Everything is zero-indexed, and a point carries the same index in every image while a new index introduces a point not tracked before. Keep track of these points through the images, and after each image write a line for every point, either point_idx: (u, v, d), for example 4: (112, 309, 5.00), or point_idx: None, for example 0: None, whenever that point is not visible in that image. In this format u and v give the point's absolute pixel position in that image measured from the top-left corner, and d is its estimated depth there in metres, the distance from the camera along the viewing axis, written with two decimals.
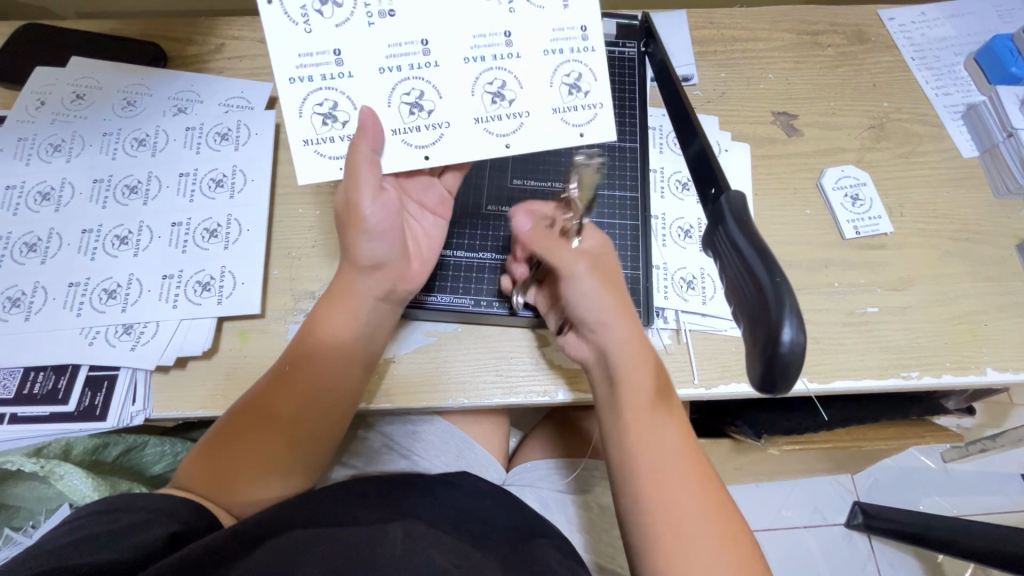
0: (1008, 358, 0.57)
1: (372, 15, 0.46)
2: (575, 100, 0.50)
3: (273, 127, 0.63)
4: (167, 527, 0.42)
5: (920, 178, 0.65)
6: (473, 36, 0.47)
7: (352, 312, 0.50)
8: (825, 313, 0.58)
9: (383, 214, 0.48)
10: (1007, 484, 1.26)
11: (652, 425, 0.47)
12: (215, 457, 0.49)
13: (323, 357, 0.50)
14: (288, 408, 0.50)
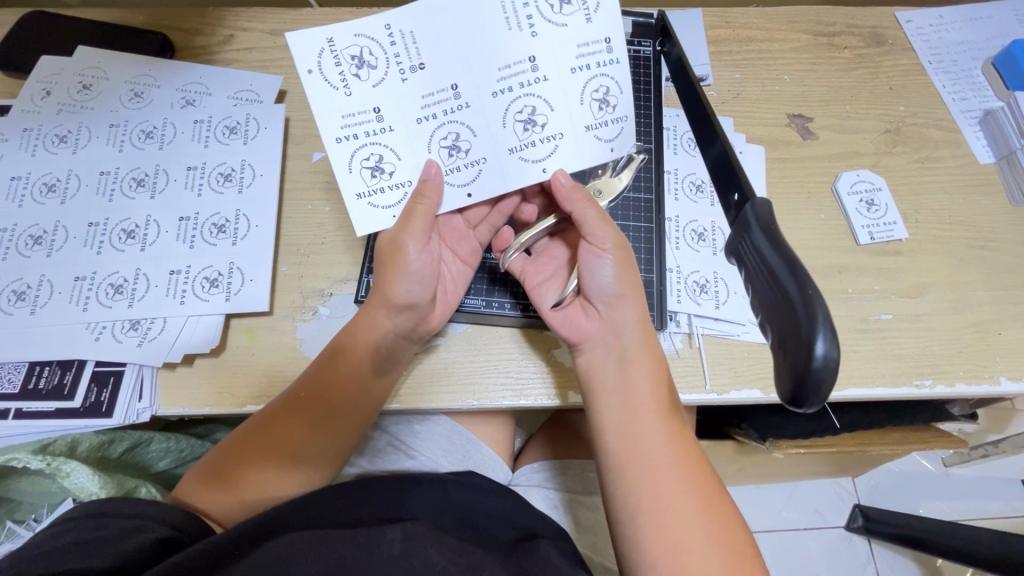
0: (1021, 368, 0.57)
1: (403, 67, 0.46)
2: (607, 113, 0.49)
3: (283, 121, 0.62)
4: (155, 533, 0.42)
5: (936, 184, 0.65)
6: (500, 67, 0.46)
7: (375, 338, 0.50)
8: (838, 319, 0.58)
9: (427, 262, 0.50)
10: (1007, 489, 1.26)
11: (648, 408, 0.47)
12: (227, 471, 0.49)
13: (348, 390, 0.50)
14: (308, 434, 0.50)
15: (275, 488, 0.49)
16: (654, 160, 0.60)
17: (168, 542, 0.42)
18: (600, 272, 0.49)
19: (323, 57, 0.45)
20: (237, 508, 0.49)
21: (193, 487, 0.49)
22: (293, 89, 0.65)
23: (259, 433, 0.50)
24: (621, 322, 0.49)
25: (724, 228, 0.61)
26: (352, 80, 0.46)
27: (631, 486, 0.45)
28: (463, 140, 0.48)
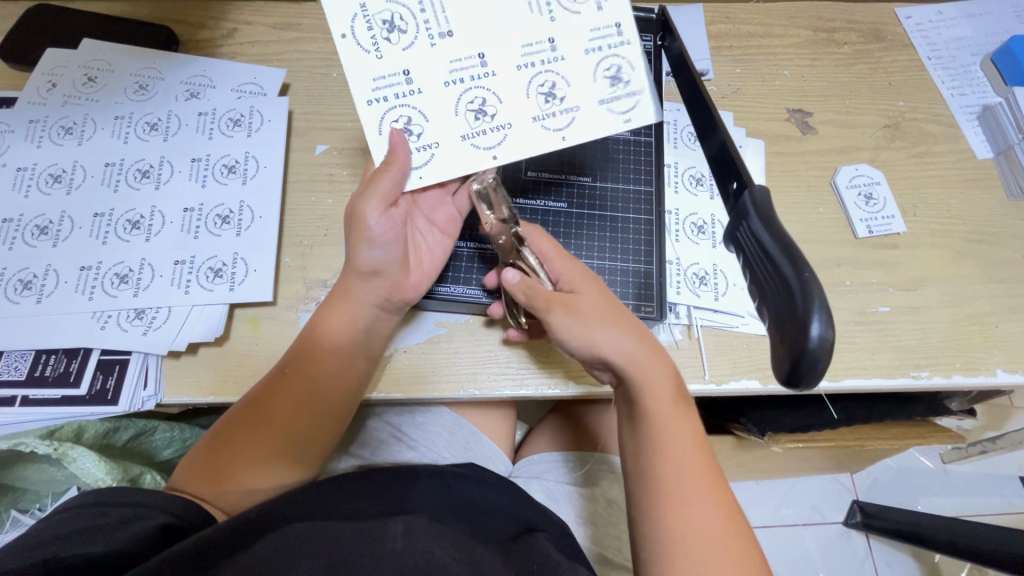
0: (1018, 360, 0.57)
1: (434, 32, 0.46)
2: (619, 88, 0.48)
3: (286, 113, 0.63)
4: (156, 520, 0.42)
5: (934, 178, 0.65)
6: (522, 43, 0.47)
7: (350, 319, 0.51)
8: (836, 311, 0.58)
9: (388, 226, 0.50)
10: (1005, 486, 1.26)
11: (689, 475, 0.45)
12: (213, 454, 0.50)
13: (321, 368, 0.51)
14: (289, 417, 0.50)
15: (256, 472, 0.50)
16: (654, 153, 0.60)
17: (167, 529, 0.42)
18: (609, 334, 0.47)
19: (356, 21, 0.45)
20: (221, 496, 0.49)
21: (182, 472, 0.50)
22: (296, 83, 0.66)
23: (240, 413, 0.50)
24: (654, 386, 0.47)
25: (723, 221, 0.61)
26: (384, 43, 0.46)
27: (660, 527, 0.44)
28: (486, 110, 0.48)
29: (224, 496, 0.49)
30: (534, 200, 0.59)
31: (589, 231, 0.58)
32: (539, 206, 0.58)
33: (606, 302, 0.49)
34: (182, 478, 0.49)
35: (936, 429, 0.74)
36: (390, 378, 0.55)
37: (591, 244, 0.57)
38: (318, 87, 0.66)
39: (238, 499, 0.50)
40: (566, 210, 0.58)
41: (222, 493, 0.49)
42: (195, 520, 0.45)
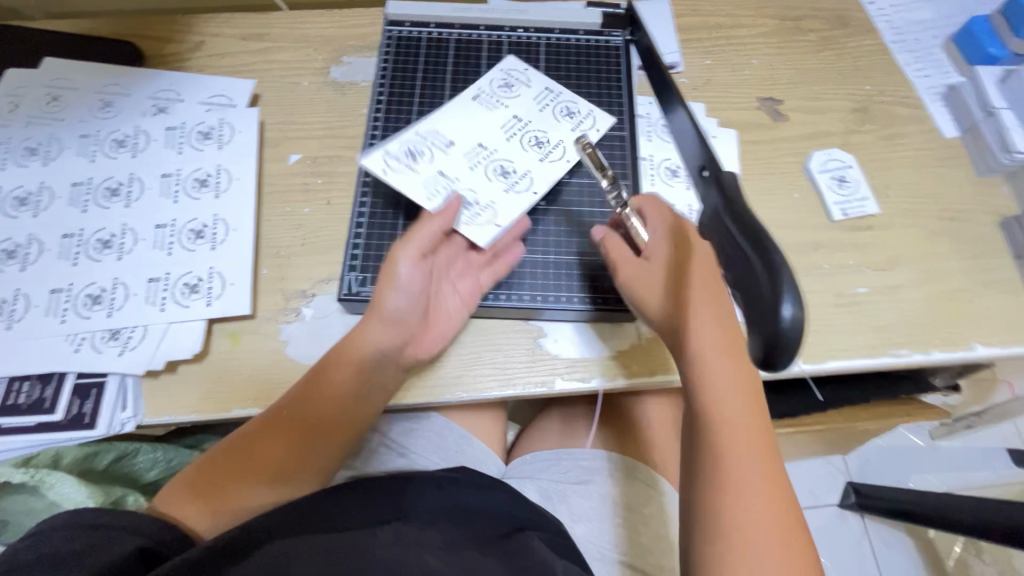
0: (994, 334, 0.58)
1: (442, 142, 0.57)
2: (573, 117, 0.60)
3: (258, 125, 0.63)
4: (136, 540, 0.41)
5: (904, 159, 0.66)
6: (499, 125, 0.59)
7: (364, 347, 0.51)
8: (815, 295, 0.59)
9: (417, 276, 0.51)
10: (993, 459, 1.29)
11: (747, 466, 0.43)
12: (219, 482, 0.49)
13: (337, 401, 0.51)
14: (298, 456, 0.51)
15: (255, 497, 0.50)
16: (629, 147, 0.60)
17: (146, 550, 0.41)
18: (695, 319, 0.46)
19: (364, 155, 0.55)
20: (214, 523, 0.48)
21: (173, 499, 0.48)
22: (266, 93, 0.66)
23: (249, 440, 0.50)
24: (711, 367, 0.45)
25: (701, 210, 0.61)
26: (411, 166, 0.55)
27: (715, 515, 0.42)
28: (519, 175, 0.57)
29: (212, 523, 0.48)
30: None
31: (568, 227, 0.58)
32: None
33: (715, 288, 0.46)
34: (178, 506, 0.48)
35: (921, 405, 0.75)
36: None
37: (570, 240, 0.57)
38: (289, 97, 0.66)
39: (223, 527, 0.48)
40: (543, 206, 0.58)
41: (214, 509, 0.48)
42: (172, 542, 0.44)
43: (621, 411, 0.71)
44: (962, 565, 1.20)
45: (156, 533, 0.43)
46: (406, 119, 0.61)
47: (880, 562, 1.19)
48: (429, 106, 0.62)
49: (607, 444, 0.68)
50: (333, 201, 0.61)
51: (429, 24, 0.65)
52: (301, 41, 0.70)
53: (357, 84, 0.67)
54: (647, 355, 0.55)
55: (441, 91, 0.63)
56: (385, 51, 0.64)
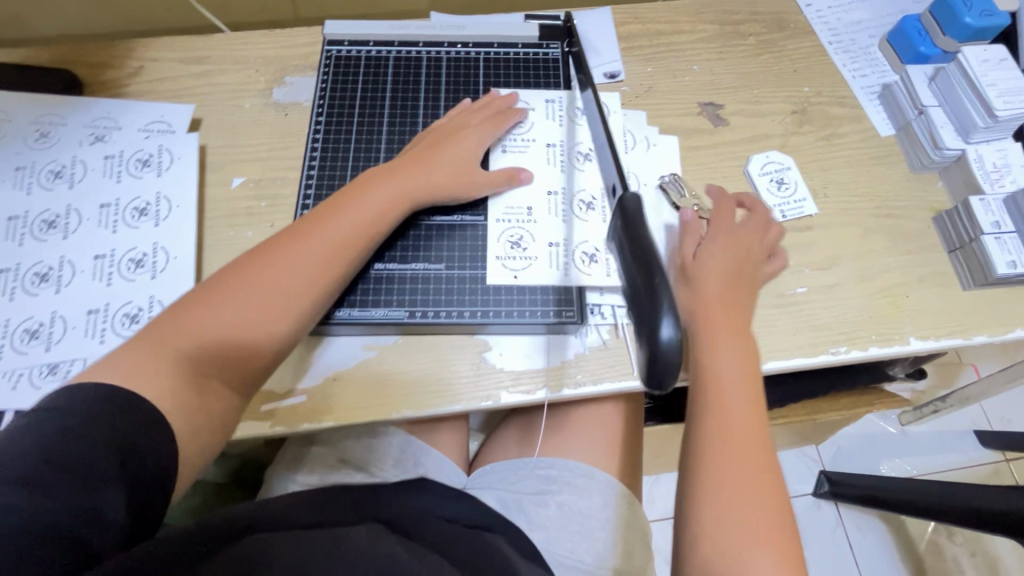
0: (929, 327, 0.60)
1: (514, 232, 0.59)
2: (584, 115, 0.66)
3: (198, 149, 0.63)
4: (111, 447, 0.37)
5: (841, 159, 0.68)
6: (545, 165, 0.62)
7: (345, 229, 0.52)
8: (756, 297, 0.60)
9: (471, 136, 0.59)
10: (960, 441, 1.31)
11: (736, 435, 0.46)
12: (202, 292, 0.47)
13: (342, 275, 0.51)
14: (276, 260, 0.49)
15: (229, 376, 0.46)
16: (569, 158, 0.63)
17: (127, 460, 0.37)
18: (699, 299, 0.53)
19: (497, 259, 0.58)
20: (183, 397, 0.42)
21: (134, 345, 0.43)
22: (207, 117, 0.66)
23: (217, 282, 0.47)
24: (722, 356, 0.50)
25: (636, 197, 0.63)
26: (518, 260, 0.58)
27: (695, 471, 0.46)
28: (600, 201, 0.61)
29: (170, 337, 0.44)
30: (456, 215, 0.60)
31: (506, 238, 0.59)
32: (461, 221, 0.60)
33: (720, 290, 0.53)
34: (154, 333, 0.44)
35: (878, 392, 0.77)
36: (318, 409, 0.54)
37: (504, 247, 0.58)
38: (231, 119, 0.66)
39: (183, 423, 0.42)
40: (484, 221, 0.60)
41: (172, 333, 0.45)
42: (142, 440, 0.38)
43: (580, 418, 0.71)
44: (934, 546, 1.23)
45: (135, 435, 0.38)
46: (347, 140, 0.62)
47: (854, 548, 1.22)
48: (369, 126, 0.63)
49: (565, 453, 0.69)
50: (276, 224, 0.61)
51: (368, 43, 0.66)
52: (243, 62, 0.70)
53: (299, 104, 0.67)
54: (591, 366, 0.56)
55: (381, 111, 0.63)
56: (324, 72, 0.64)
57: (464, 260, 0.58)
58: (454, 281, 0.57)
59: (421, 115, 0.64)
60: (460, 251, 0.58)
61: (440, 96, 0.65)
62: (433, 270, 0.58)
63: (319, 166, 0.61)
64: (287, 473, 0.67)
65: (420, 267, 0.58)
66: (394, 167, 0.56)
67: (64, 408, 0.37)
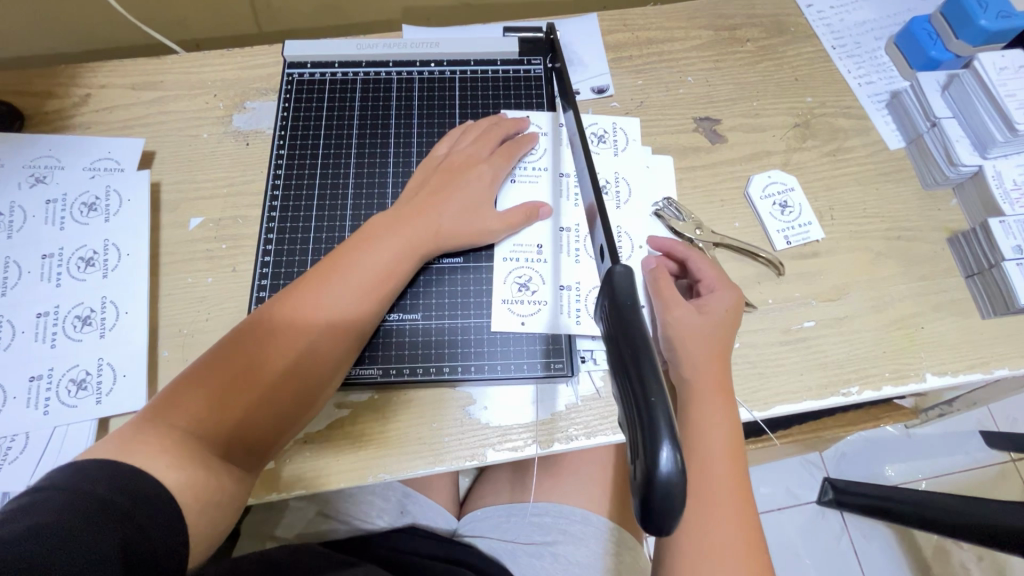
0: (946, 361, 0.55)
1: (517, 274, 0.55)
2: (602, 142, 0.62)
3: (150, 188, 0.57)
4: (119, 531, 0.32)
5: (849, 176, 0.63)
6: (553, 195, 0.58)
7: (357, 273, 0.47)
8: (761, 333, 0.56)
9: (481, 169, 0.55)
10: (968, 441, 1.25)
11: (721, 510, 0.44)
12: (205, 370, 0.42)
13: (358, 334, 0.47)
14: (282, 316, 0.45)
15: (243, 455, 0.42)
16: (552, 187, 0.58)
17: (133, 546, 0.33)
18: (693, 356, 0.49)
19: (501, 304, 0.54)
20: (197, 488, 0.38)
21: (137, 434, 0.39)
22: (161, 150, 0.61)
23: (234, 345, 0.44)
24: (709, 424, 0.47)
25: (630, 233, 0.58)
26: (523, 303, 0.54)
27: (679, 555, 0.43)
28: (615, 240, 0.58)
29: (176, 405, 0.41)
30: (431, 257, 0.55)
31: (488, 285, 0.55)
32: (438, 264, 0.55)
33: (711, 352, 0.49)
34: (159, 419, 0.40)
35: (889, 411, 0.72)
36: (288, 476, 0.49)
37: (485, 296, 0.54)
38: (187, 152, 0.61)
39: (200, 516, 0.38)
40: (462, 263, 0.55)
41: (174, 403, 0.41)
42: (150, 524, 0.34)
43: (575, 455, 0.64)
44: (941, 551, 1.15)
45: (140, 516, 0.34)
46: (312, 172, 0.58)
47: (862, 557, 1.14)
48: (335, 159, 0.58)
49: (560, 496, 0.62)
50: (239, 268, 0.56)
51: (333, 64, 0.62)
52: (199, 87, 0.64)
53: (261, 132, 0.62)
54: (584, 418, 0.52)
55: (348, 139, 0.59)
56: (285, 97, 0.61)
57: (442, 309, 0.54)
58: (432, 333, 0.53)
59: (392, 144, 0.59)
60: (438, 299, 0.54)
61: (413, 123, 0.60)
62: (409, 321, 0.53)
63: (282, 202, 0.57)
64: (265, 527, 0.63)
65: (395, 319, 0.53)
66: (404, 209, 0.52)
67: (63, 485, 0.33)
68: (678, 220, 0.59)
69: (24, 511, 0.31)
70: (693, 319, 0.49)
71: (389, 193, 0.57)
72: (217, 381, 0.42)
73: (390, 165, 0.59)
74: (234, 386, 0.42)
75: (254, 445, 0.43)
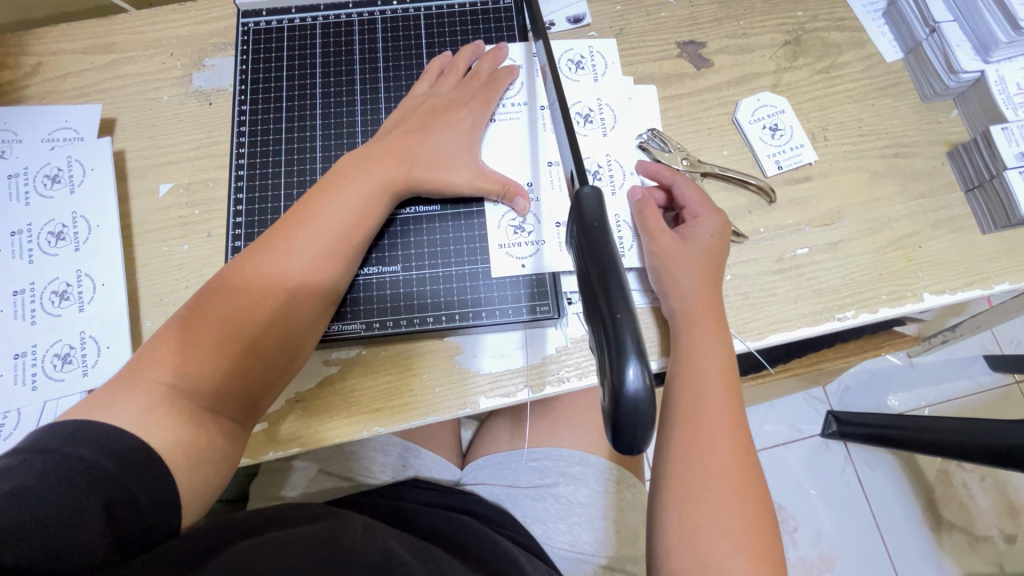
0: (944, 280, 0.54)
1: (505, 216, 0.53)
2: (580, 71, 0.59)
3: (112, 156, 0.55)
4: (101, 496, 0.33)
5: (843, 94, 0.60)
6: (535, 128, 0.56)
7: (326, 218, 0.46)
8: (753, 263, 0.54)
9: (457, 109, 0.53)
10: (970, 366, 1.25)
11: (713, 431, 0.44)
12: (184, 326, 0.42)
13: (332, 285, 0.46)
14: (257, 266, 0.44)
15: (232, 408, 0.42)
16: (532, 122, 0.56)
17: (118, 509, 0.33)
18: (683, 283, 0.47)
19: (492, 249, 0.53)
20: (187, 445, 0.39)
21: (122, 392, 0.39)
22: (122, 116, 0.58)
23: (210, 296, 0.43)
24: (700, 349, 0.46)
25: (620, 160, 0.56)
26: (511, 244, 0.53)
27: (671, 476, 0.43)
28: (607, 169, 0.56)
29: (159, 359, 0.41)
30: (407, 206, 0.53)
31: (470, 231, 0.53)
32: (415, 212, 0.53)
33: (702, 280, 0.47)
34: (142, 377, 0.40)
35: (890, 337, 0.71)
36: (284, 435, 0.49)
37: (465, 243, 0.53)
38: (149, 116, 0.58)
39: (192, 471, 0.39)
40: (440, 211, 0.53)
41: (156, 356, 0.41)
42: (137, 487, 0.35)
43: (571, 401, 0.64)
44: (943, 474, 1.16)
45: (127, 479, 0.35)
46: (276, 126, 0.55)
47: (865, 485, 1.16)
48: (300, 110, 0.56)
49: (558, 441, 0.63)
50: (214, 232, 0.54)
51: (289, 9, 0.59)
52: (154, 46, 0.61)
53: (223, 89, 0.59)
54: (574, 359, 0.51)
55: (312, 89, 0.56)
56: (242, 49, 0.58)
57: (422, 260, 0.53)
58: (415, 284, 0.52)
59: (358, 91, 0.56)
60: (417, 250, 0.53)
61: (378, 67, 0.57)
62: (389, 274, 0.52)
63: (249, 159, 0.55)
64: (269, 489, 0.64)
65: (373, 272, 0.52)
66: (378, 151, 0.49)
67: (46, 449, 0.34)
68: (664, 150, 0.57)
69: (9, 474, 0.32)
70: (680, 247, 0.48)
71: (358, 143, 0.55)
72: (196, 334, 0.42)
73: (358, 113, 0.56)
74: (211, 339, 0.41)
75: (236, 399, 0.42)
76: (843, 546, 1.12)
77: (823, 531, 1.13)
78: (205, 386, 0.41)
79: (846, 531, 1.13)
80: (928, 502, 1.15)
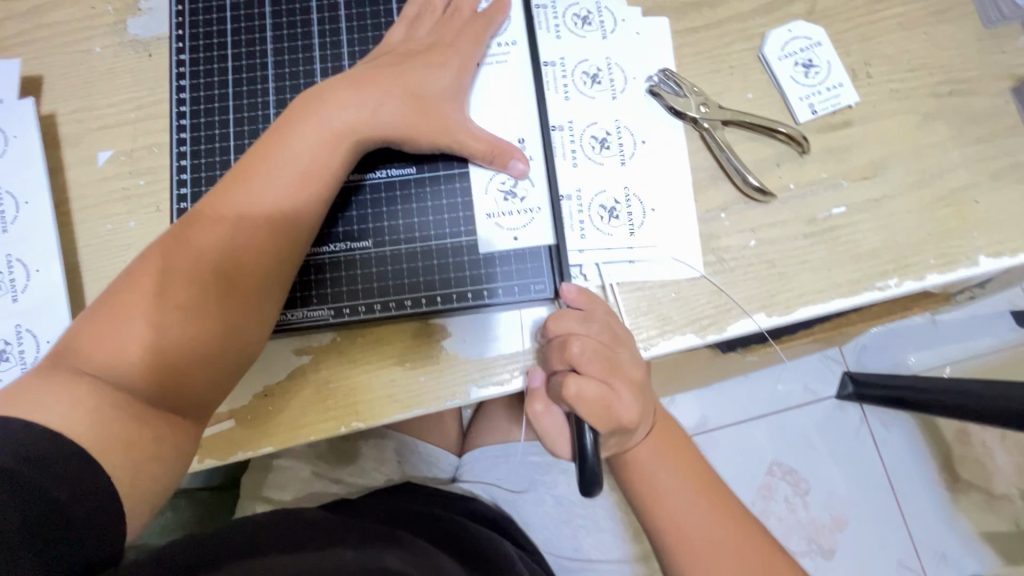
0: (1003, 239, 0.47)
1: (502, 185, 0.46)
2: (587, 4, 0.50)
3: (38, 121, 0.48)
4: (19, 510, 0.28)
5: (891, 21, 0.50)
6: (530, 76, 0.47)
7: (270, 177, 0.39)
8: (782, 226, 0.47)
9: (428, 46, 0.45)
10: (998, 323, 1.15)
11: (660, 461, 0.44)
12: (106, 304, 0.37)
13: (282, 253, 0.40)
14: (192, 236, 0.38)
15: (170, 401, 0.37)
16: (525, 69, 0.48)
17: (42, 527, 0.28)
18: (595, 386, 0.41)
19: (484, 220, 0.46)
20: (123, 444, 0.33)
21: (45, 385, 0.34)
22: (49, 72, 0.50)
23: (141, 271, 0.38)
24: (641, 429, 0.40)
25: (630, 106, 0.48)
26: (501, 213, 0.46)
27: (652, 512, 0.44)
28: (616, 136, 0.48)
29: (84, 345, 0.36)
30: (378, 168, 0.46)
31: (451, 193, 0.46)
32: (386, 175, 0.46)
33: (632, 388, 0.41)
34: (66, 366, 0.35)
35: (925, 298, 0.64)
36: (256, 435, 0.44)
37: (447, 207, 0.46)
38: (81, 72, 0.50)
39: (134, 472, 0.34)
40: (416, 175, 0.46)
41: (82, 342, 0.36)
42: (68, 500, 0.29)
43: None
44: (962, 435, 1.11)
45: (55, 489, 0.29)
46: (222, 79, 0.48)
47: (881, 447, 1.10)
48: (249, 59, 0.48)
49: None
50: (162, 206, 0.47)
51: None
52: None
53: (163, 38, 0.50)
54: None
55: (261, 33, 0.48)
56: None
57: (397, 232, 0.46)
58: (389, 262, 0.45)
59: (315, 33, 0.48)
60: (392, 219, 0.46)
61: (339, 3, 0.48)
62: (359, 251, 0.45)
63: (192, 119, 0.48)
64: (257, 488, 0.60)
65: (342, 248, 0.45)
66: (331, 94, 0.42)
67: None
68: (682, 96, 0.48)
69: None
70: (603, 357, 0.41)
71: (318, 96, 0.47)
72: (126, 314, 0.36)
73: (316, 59, 0.48)
74: (142, 319, 0.36)
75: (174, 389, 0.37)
76: (862, 513, 1.07)
77: (835, 493, 1.08)
78: (131, 373, 0.35)
79: (859, 494, 1.08)
80: (946, 463, 1.10)
